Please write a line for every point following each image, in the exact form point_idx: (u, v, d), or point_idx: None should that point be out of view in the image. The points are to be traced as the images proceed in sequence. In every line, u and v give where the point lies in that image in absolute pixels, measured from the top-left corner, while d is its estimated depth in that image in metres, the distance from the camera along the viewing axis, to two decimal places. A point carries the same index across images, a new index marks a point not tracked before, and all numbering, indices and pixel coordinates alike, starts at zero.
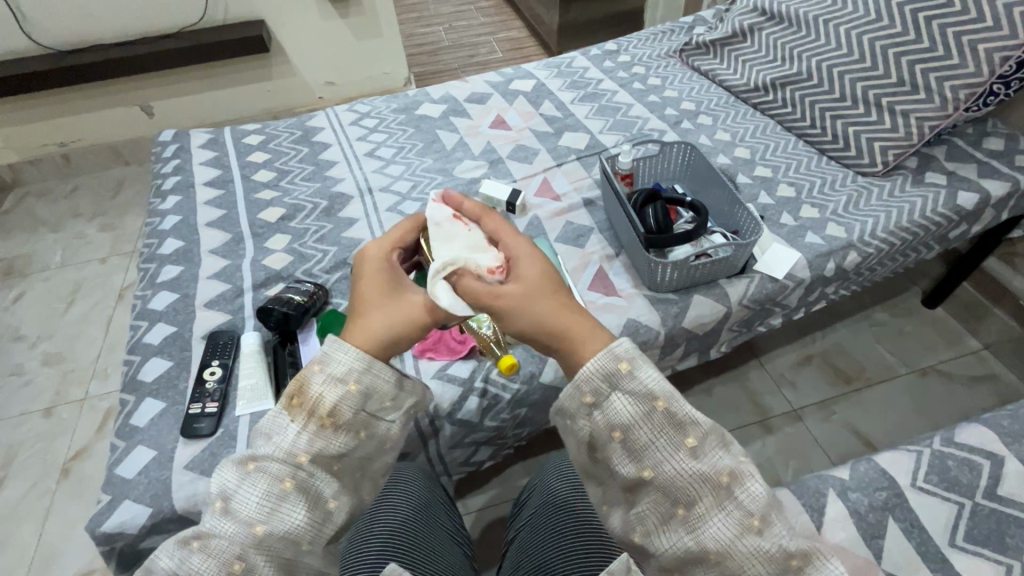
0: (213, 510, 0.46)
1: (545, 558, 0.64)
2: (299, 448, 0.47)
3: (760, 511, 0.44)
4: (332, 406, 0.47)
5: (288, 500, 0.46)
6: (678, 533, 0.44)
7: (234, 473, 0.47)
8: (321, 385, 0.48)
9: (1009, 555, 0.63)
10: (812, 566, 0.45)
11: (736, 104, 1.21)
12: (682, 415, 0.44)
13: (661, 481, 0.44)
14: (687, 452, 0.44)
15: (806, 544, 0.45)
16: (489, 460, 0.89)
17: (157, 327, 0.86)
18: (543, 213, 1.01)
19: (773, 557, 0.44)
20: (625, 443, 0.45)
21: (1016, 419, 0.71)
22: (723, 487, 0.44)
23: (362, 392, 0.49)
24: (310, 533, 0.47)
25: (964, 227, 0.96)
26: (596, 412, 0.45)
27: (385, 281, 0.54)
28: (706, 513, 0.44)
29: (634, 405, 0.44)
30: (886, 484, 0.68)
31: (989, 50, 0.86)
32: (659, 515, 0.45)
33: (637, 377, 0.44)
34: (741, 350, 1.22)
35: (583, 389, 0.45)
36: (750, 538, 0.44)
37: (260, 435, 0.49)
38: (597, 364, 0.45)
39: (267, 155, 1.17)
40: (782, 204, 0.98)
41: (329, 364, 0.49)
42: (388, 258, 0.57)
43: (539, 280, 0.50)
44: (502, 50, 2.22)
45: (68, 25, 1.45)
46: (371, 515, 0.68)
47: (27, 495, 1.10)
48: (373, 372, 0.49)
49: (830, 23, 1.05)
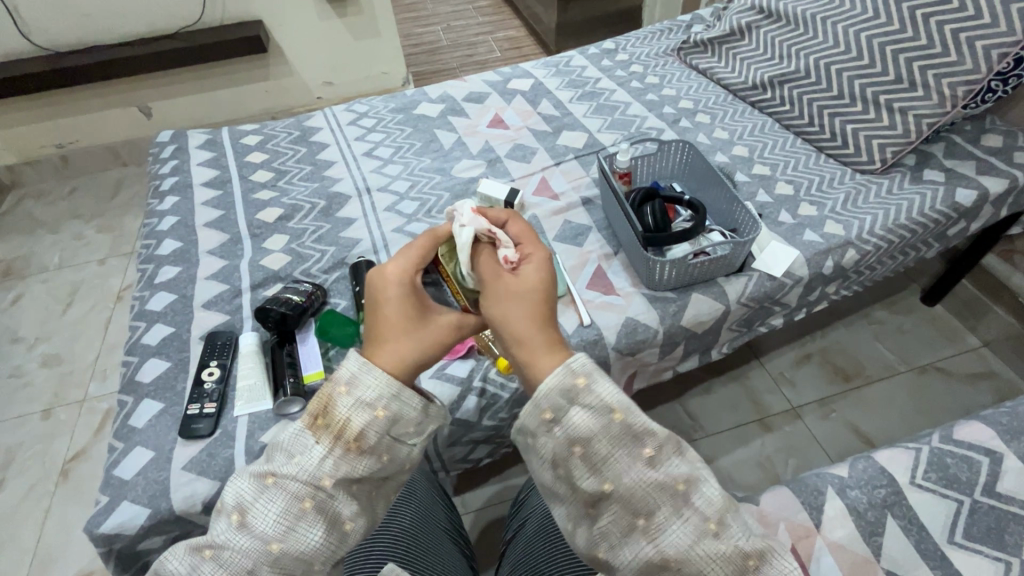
0: (230, 522, 0.46)
1: (540, 562, 0.65)
2: (324, 471, 0.47)
3: (715, 514, 0.45)
4: (358, 431, 0.47)
5: (306, 520, 0.46)
6: (639, 543, 0.44)
7: (252, 487, 0.47)
8: (350, 408, 0.47)
9: (1008, 551, 0.63)
10: (766, 565, 0.46)
11: (734, 102, 1.21)
12: (639, 426, 0.44)
13: (622, 494, 0.44)
14: (647, 462, 0.44)
15: (761, 544, 0.46)
16: (486, 458, 0.88)
17: (155, 328, 0.86)
18: (542, 212, 1.01)
19: (731, 559, 0.44)
20: (586, 457, 0.44)
21: (1015, 416, 0.71)
22: (680, 494, 0.44)
23: (388, 418, 0.48)
24: (326, 554, 0.47)
25: (962, 224, 0.96)
26: (555, 428, 0.45)
27: (407, 302, 0.52)
28: (667, 521, 0.44)
29: (591, 419, 0.44)
30: (885, 482, 0.68)
31: (986, 47, 0.85)
32: (621, 528, 0.44)
33: (595, 390, 0.44)
34: (741, 349, 1.22)
35: (542, 405, 0.44)
36: (707, 542, 0.44)
37: (281, 451, 0.48)
38: (555, 380, 0.44)
39: (265, 155, 1.17)
40: (781, 202, 0.97)
41: (356, 388, 0.48)
42: (411, 282, 0.53)
43: (536, 289, 0.50)
44: (500, 49, 2.22)
45: (65, 26, 1.45)
46: (382, 521, 0.66)
47: (27, 497, 1.10)
48: (402, 399, 0.48)
49: (827, 21, 1.05)
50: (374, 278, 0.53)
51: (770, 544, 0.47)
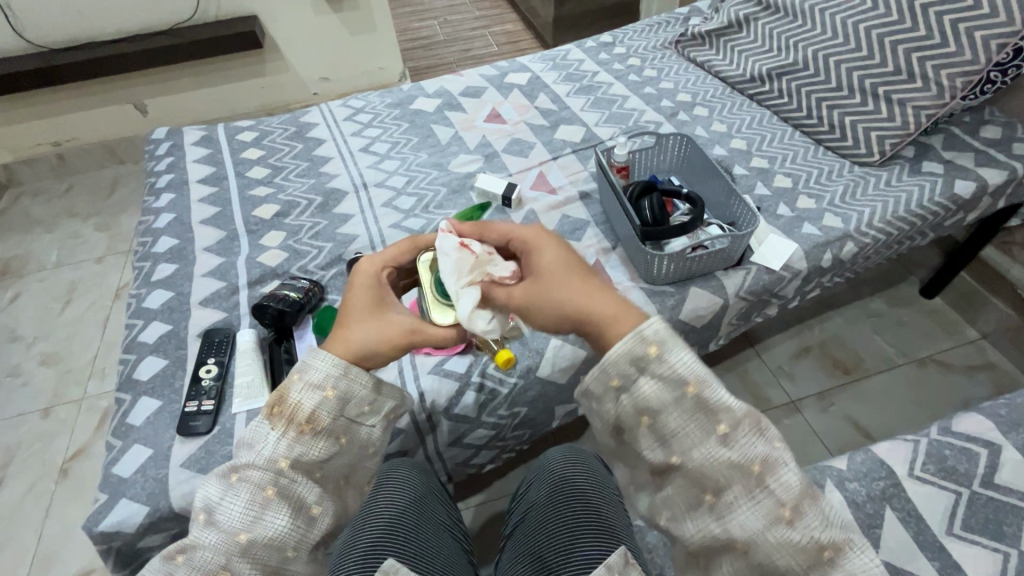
0: (198, 523, 0.48)
1: (547, 554, 0.63)
2: (279, 454, 0.49)
3: (792, 501, 0.44)
4: (309, 413, 0.50)
5: (272, 508, 0.48)
6: (704, 519, 0.45)
7: (218, 487, 0.49)
8: (299, 393, 0.50)
9: (1007, 543, 0.63)
10: (842, 557, 0.46)
11: (732, 95, 1.20)
12: (713, 400, 0.45)
13: (689, 468, 0.45)
14: (720, 439, 0.44)
15: (840, 536, 0.46)
16: (490, 463, 0.89)
17: (152, 326, 0.85)
18: (539, 207, 1.01)
19: (805, 549, 0.45)
20: (654, 428, 0.46)
21: (1014, 407, 0.71)
22: (754, 476, 0.44)
23: (338, 397, 0.51)
24: (296, 538, 0.49)
25: (960, 216, 0.96)
26: (624, 396, 0.46)
27: (369, 297, 0.56)
28: (735, 501, 0.44)
29: (663, 390, 0.45)
30: (883, 474, 0.68)
31: (985, 37, 0.85)
32: (687, 501, 0.46)
33: (667, 360, 0.45)
34: (739, 343, 1.22)
35: (611, 372, 0.46)
36: (780, 528, 0.44)
37: (242, 447, 0.50)
38: (626, 347, 0.45)
39: (261, 152, 1.17)
40: (779, 195, 0.97)
41: (305, 372, 0.51)
42: (377, 278, 0.58)
43: (556, 268, 0.52)
44: (497, 44, 2.21)
45: (59, 23, 1.44)
46: (360, 517, 0.66)
47: (27, 496, 1.10)
48: (349, 377, 0.52)
49: (826, 12, 1.04)
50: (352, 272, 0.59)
51: (847, 537, 0.47)
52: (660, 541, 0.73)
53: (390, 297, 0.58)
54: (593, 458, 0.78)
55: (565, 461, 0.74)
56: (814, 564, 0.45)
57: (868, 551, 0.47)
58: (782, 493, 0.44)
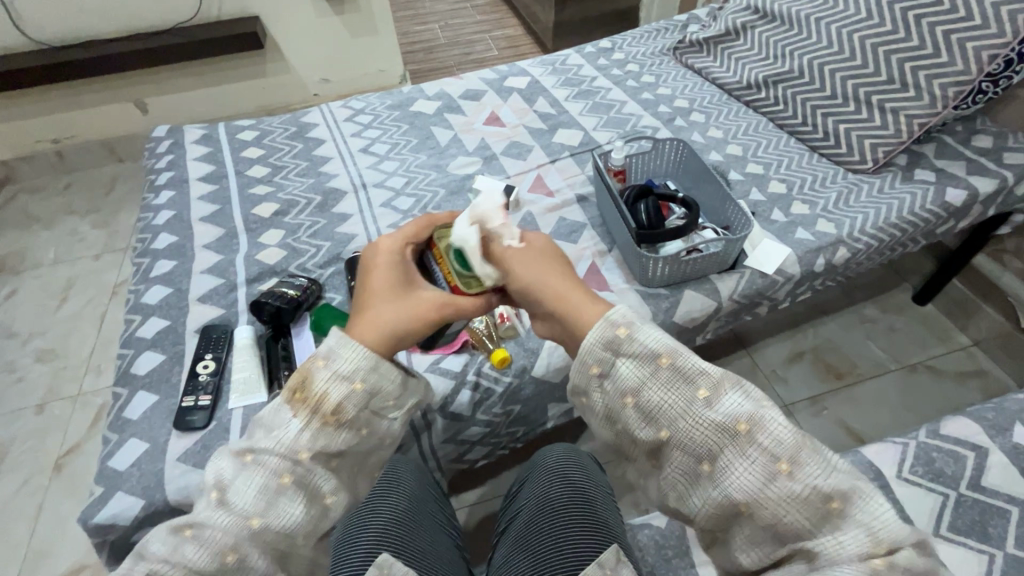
0: (209, 500, 0.48)
1: (545, 553, 0.63)
2: (301, 445, 0.50)
3: (786, 453, 0.44)
4: (336, 403, 0.50)
5: (287, 493, 0.49)
6: (707, 488, 0.47)
7: (231, 464, 0.49)
8: (326, 381, 0.50)
9: (992, 544, 0.63)
10: (853, 507, 0.44)
11: (728, 101, 1.21)
12: (688, 366, 0.48)
13: (678, 440, 0.47)
14: (703, 402, 0.46)
15: (846, 483, 0.44)
16: (483, 459, 0.87)
17: (151, 321, 0.86)
18: (537, 209, 1.02)
19: (809, 501, 0.44)
20: (639, 407, 0.48)
21: (1002, 410, 0.72)
22: (742, 435, 0.45)
23: (366, 391, 0.52)
24: (308, 527, 0.50)
25: (951, 224, 0.97)
26: (606, 381, 0.50)
27: (392, 276, 0.58)
28: (729, 463, 0.45)
29: (638, 368, 0.48)
30: (872, 476, 0.69)
31: (977, 48, 0.87)
32: (687, 477, 0.48)
33: (636, 338, 0.49)
34: (731, 343, 1.24)
35: (589, 361, 0.50)
36: (780, 483, 0.44)
37: (261, 429, 0.51)
38: (597, 334, 0.49)
39: (262, 150, 1.17)
40: (773, 201, 0.98)
41: (334, 361, 0.51)
42: (399, 259, 0.60)
43: (543, 252, 0.57)
44: (497, 47, 2.23)
45: (59, 19, 1.45)
46: (362, 518, 0.65)
47: (19, 492, 1.10)
48: (379, 372, 0.52)
49: (821, 21, 1.06)
50: (373, 254, 0.60)
51: (857, 484, 0.45)
52: (651, 541, 0.72)
53: (413, 275, 0.60)
54: (585, 452, 0.79)
55: (565, 458, 0.75)
56: (824, 518, 0.44)
57: (879, 497, 0.44)
58: (771, 459, 0.44)
